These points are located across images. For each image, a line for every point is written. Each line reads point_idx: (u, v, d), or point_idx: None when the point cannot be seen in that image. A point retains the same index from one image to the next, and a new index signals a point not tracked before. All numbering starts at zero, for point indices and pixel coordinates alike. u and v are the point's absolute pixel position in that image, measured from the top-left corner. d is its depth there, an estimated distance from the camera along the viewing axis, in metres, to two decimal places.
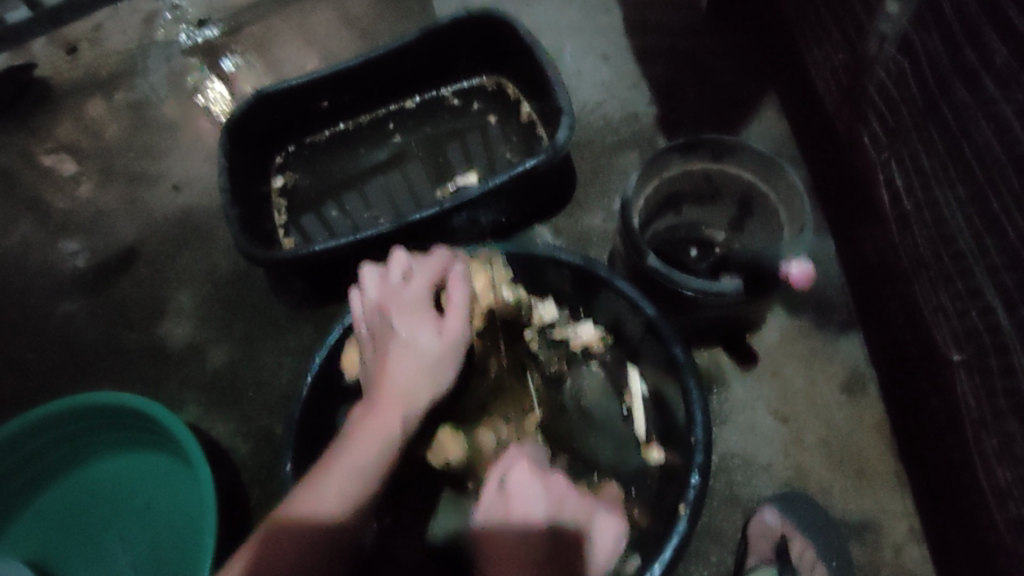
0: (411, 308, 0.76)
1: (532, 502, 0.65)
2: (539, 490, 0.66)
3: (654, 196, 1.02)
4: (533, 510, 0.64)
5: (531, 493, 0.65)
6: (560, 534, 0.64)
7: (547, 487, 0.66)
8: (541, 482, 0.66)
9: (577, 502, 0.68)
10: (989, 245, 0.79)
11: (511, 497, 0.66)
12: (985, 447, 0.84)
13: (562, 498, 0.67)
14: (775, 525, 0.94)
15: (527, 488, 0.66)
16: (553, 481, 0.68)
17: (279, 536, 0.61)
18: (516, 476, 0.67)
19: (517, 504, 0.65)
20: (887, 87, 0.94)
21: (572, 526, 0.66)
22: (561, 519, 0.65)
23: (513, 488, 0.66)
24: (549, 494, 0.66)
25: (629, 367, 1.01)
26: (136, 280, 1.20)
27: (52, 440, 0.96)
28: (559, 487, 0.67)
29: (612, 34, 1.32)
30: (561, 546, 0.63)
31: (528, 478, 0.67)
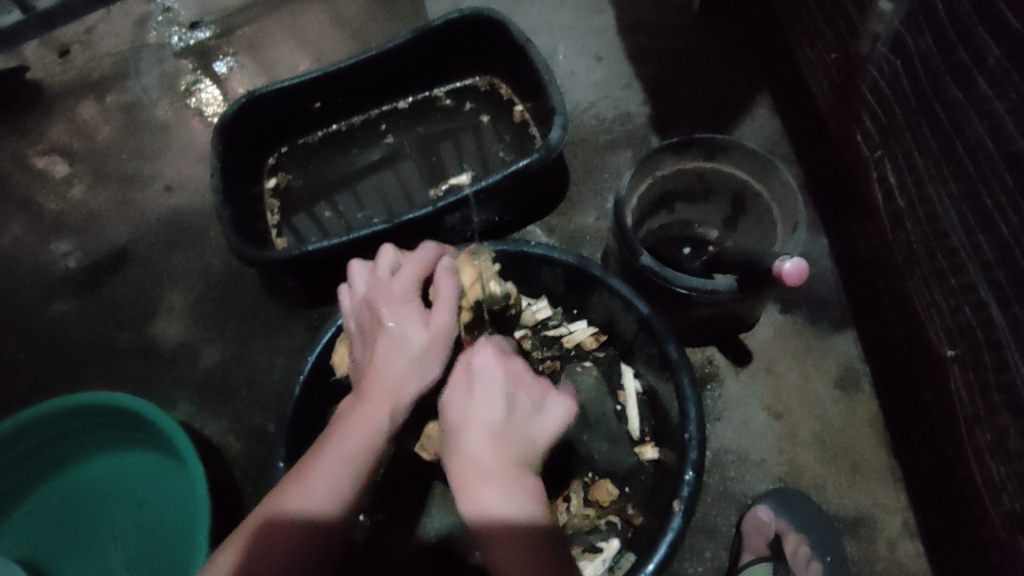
0: (399, 301, 0.75)
1: (493, 386, 0.59)
2: (500, 376, 0.60)
3: (647, 194, 1.02)
4: (492, 412, 0.57)
5: (491, 384, 0.59)
6: (520, 430, 0.58)
7: (506, 368, 0.61)
8: (501, 364, 0.61)
9: (532, 380, 0.63)
10: (982, 241, 0.79)
11: (469, 383, 0.60)
12: (979, 442, 0.84)
13: (518, 384, 0.61)
14: (770, 522, 0.93)
15: (487, 369, 0.60)
16: (511, 363, 0.62)
17: (268, 535, 0.60)
18: (476, 358, 0.61)
19: (474, 413, 0.57)
20: (879, 85, 0.94)
21: (532, 410, 0.60)
22: (521, 408, 0.59)
23: (474, 374, 0.60)
24: (509, 381, 0.60)
25: (623, 365, 1.02)
26: (128, 280, 1.20)
27: (44, 440, 0.95)
28: (518, 366, 0.62)
29: (604, 36, 1.33)
30: (526, 441, 0.58)
31: (491, 363, 0.60)
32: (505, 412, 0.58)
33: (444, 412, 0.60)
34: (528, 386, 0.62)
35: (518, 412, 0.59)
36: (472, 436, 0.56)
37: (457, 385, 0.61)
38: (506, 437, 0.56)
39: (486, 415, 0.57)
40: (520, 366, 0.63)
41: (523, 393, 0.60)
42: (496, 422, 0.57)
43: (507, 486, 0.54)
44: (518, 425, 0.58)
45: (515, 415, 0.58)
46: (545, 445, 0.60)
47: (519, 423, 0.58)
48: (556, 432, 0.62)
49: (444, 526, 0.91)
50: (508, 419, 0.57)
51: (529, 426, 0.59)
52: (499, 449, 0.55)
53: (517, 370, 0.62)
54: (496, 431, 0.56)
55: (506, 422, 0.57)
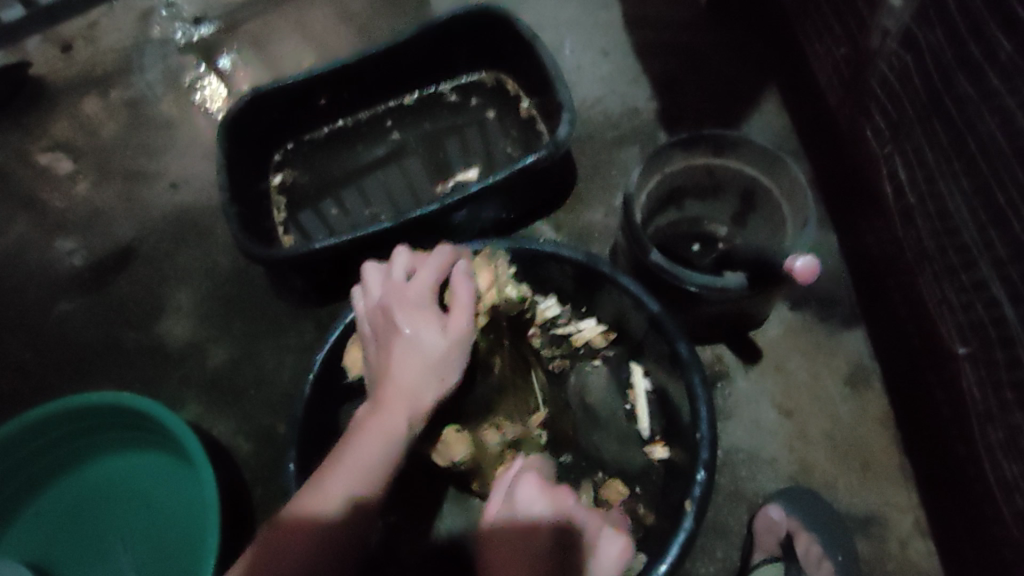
0: (415, 305, 0.75)
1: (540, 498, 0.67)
2: (543, 484, 0.68)
3: (656, 192, 1.01)
4: (541, 498, 0.66)
5: (537, 487, 0.68)
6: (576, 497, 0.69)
7: (553, 486, 0.70)
8: (546, 490, 0.67)
9: (583, 499, 0.72)
10: (994, 237, 0.78)
11: (509, 501, 0.67)
12: (990, 440, 0.84)
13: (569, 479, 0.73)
14: (781, 522, 0.93)
15: (528, 492, 0.66)
16: (562, 492, 0.68)
17: (285, 532, 0.60)
18: (521, 481, 0.68)
19: (517, 509, 0.65)
20: (890, 80, 0.93)
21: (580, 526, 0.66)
22: (566, 509, 0.66)
23: (520, 492, 0.69)
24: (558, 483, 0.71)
25: (632, 363, 1.01)
26: (134, 279, 1.19)
27: (51, 441, 0.95)
28: (568, 497, 0.67)
29: (611, 30, 1.32)
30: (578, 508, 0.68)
31: (534, 476, 0.70)
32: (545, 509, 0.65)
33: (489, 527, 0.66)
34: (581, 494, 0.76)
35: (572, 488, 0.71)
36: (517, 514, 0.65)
37: (500, 507, 0.67)
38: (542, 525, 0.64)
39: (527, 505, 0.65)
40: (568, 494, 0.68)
41: (571, 501, 0.69)
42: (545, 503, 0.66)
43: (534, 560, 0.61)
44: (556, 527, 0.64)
45: (555, 517, 0.65)
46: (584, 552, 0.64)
47: (572, 495, 0.70)
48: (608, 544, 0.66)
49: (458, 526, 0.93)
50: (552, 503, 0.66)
51: (574, 516, 0.66)
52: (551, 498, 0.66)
53: (565, 488, 0.72)
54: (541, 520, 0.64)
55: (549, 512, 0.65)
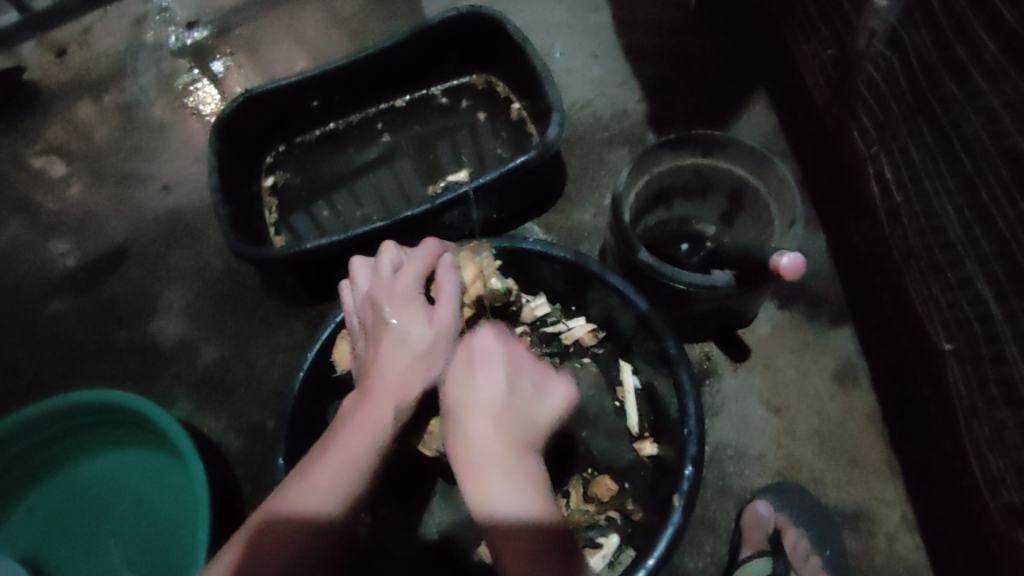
0: (402, 299, 0.75)
1: (495, 370, 0.60)
2: (502, 357, 0.61)
3: (645, 191, 1.02)
4: (491, 392, 0.58)
5: (493, 362, 0.60)
6: (523, 409, 0.59)
7: (508, 352, 0.62)
8: (505, 350, 0.62)
9: (536, 364, 0.64)
10: (978, 235, 0.79)
11: (469, 363, 0.61)
12: (977, 435, 0.85)
13: (521, 367, 0.62)
14: (769, 517, 0.94)
15: (490, 352, 0.61)
16: (515, 348, 0.63)
17: (271, 528, 0.61)
18: (479, 335, 0.63)
19: (472, 391, 0.58)
20: (876, 81, 0.94)
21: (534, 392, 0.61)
22: (523, 390, 0.60)
23: (475, 354, 0.61)
24: (510, 360, 0.62)
25: (621, 361, 1.02)
26: (127, 279, 1.20)
27: (43, 439, 0.95)
28: (521, 352, 0.63)
29: (601, 33, 1.33)
30: (525, 423, 0.58)
31: (492, 345, 0.62)
32: (504, 390, 0.59)
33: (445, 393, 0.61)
34: (531, 370, 0.63)
35: (520, 394, 0.60)
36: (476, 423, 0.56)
37: (456, 368, 0.62)
38: (503, 417, 0.57)
39: (487, 397, 0.58)
40: (524, 353, 0.64)
41: (525, 375, 0.61)
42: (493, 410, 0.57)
43: (506, 473, 0.54)
44: (519, 403, 0.59)
45: (514, 392, 0.59)
46: (544, 425, 0.60)
47: (521, 403, 0.59)
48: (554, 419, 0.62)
49: (444, 521, 0.93)
50: (510, 396, 0.58)
51: (530, 414, 0.59)
52: (502, 431, 0.56)
53: (519, 350, 0.64)
54: (497, 408, 0.57)
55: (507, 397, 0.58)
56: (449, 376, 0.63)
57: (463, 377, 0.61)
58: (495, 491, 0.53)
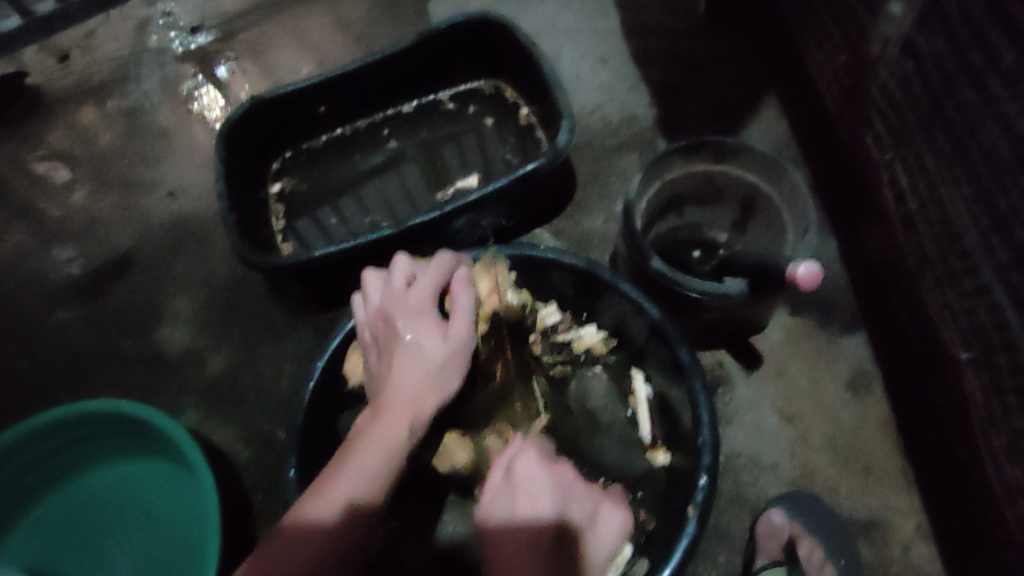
0: (416, 312, 0.75)
1: (539, 496, 0.67)
2: (546, 480, 0.68)
3: (656, 198, 1.02)
4: (542, 501, 0.67)
5: (542, 477, 0.69)
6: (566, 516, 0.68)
7: (554, 479, 0.69)
8: (550, 475, 0.69)
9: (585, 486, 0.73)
10: (995, 243, 0.79)
11: (516, 489, 0.69)
12: (993, 445, 0.84)
13: (568, 485, 0.70)
14: (783, 527, 0.93)
15: (532, 478, 0.69)
16: (560, 473, 0.71)
17: (287, 541, 0.60)
18: (527, 462, 0.71)
19: (516, 509, 0.67)
20: (890, 87, 0.94)
21: (577, 515, 0.69)
22: (565, 516, 0.67)
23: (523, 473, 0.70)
24: (557, 476, 0.70)
25: (633, 369, 1.01)
26: (132, 286, 1.19)
27: (49, 449, 0.94)
28: (567, 479, 0.71)
29: (609, 38, 1.32)
30: (563, 542, 0.65)
31: (532, 466, 0.70)
32: (547, 512, 0.66)
33: (489, 515, 0.69)
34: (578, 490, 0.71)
35: (566, 506, 0.68)
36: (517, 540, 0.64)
37: (501, 492, 0.70)
38: (541, 529, 0.65)
39: (530, 513, 0.66)
40: (567, 479, 0.71)
41: (569, 488, 0.70)
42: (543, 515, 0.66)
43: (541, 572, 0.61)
44: (559, 524, 0.66)
45: (557, 515, 0.67)
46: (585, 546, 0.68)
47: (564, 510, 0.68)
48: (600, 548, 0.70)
49: (458, 533, 0.91)
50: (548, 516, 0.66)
51: (569, 532, 0.66)
52: (534, 540, 0.64)
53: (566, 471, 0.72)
54: (534, 524, 0.65)
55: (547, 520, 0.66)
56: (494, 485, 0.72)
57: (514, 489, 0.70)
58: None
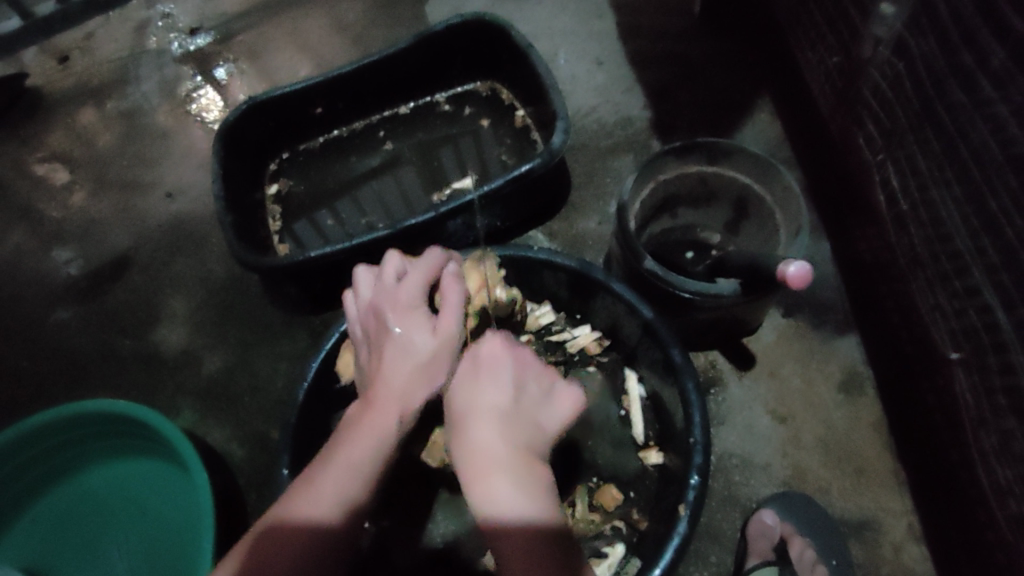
0: (405, 308, 0.75)
1: (500, 377, 0.62)
2: (507, 363, 0.64)
3: (649, 199, 1.02)
4: (500, 398, 0.60)
5: (501, 371, 0.63)
6: (528, 412, 0.61)
7: (515, 359, 0.64)
8: (512, 357, 0.64)
9: (544, 370, 0.68)
10: (986, 243, 0.79)
11: (476, 371, 0.63)
12: (983, 445, 0.84)
13: (526, 373, 0.65)
14: (775, 528, 0.93)
15: (494, 360, 0.64)
16: (521, 353, 0.66)
17: (272, 536, 0.60)
18: (487, 341, 0.66)
19: (477, 393, 0.61)
20: (882, 89, 0.94)
21: (539, 396, 0.64)
22: (528, 397, 0.62)
23: (480, 365, 0.63)
24: (517, 366, 0.64)
25: (626, 370, 1.02)
26: (130, 287, 1.20)
27: (46, 448, 0.95)
28: (528, 359, 0.66)
29: (605, 40, 1.33)
30: (530, 430, 0.60)
31: (491, 360, 0.64)
32: (510, 396, 0.61)
33: (450, 400, 0.63)
34: (537, 376, 0.66)
35: (527, 399, 0.62)
36: (479, 423, 0.58)
37: (463, 376, 0.64)
38: (510, 420, 0.59)
39: (492, 400, 0.60)
40: (528, 359, 0.66)
41: (528, 380, 0.64)
42: (501, 418, 0.59)
43: (513, 472, 0.55)
44: (524, 406, 0.61)
45: (520, 397, 0.62)
46: (550, 428, 0.63)
47: (526, 407, 0.62)
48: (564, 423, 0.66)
49: (449, 532, 0.92)
50: (514, 401, 0.60)
51: (534, 417, 0.62)
52: (504, 431, 0.57)
53: (528, 358, 0.67)
54: (499, 411, 0.59)
55: (512, 406, 0.60)
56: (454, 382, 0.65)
57: (471, 380, 0.63)
58: (501, 493, 0.54)
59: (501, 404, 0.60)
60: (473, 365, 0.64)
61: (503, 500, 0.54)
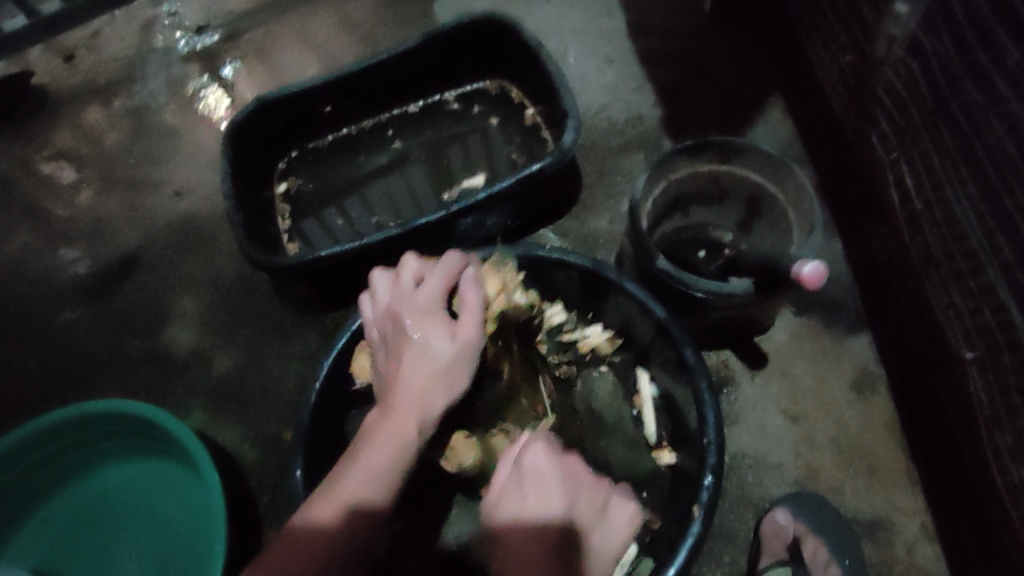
0: (424, 311, 0.75)
1: (545, 492, 0.63)
2: (554, 480, 0.64)
3: (662, 198, 1.02)
4: (544, 518, 0.62)
5: (546, 486, 0.64)
6: (571, 530, 0.62)
7: (561, 472, 0.65)
8: (558, 471, 0.65)
9: (595, 481, 0.68)
10: (1001, 243, 0.79)
11: (522, 485, 0.64)
12: (998, 445, 0.84)
13: (573, 488, 0.65)
14: (788, 527, 0.93)
15: (541, 473, 0.64)
16: (569, 464, 0.66)
17: (298, 540, 0.61)
18: (535, 452, 0.66)
19: (522, 513, 0.62)
20: (896, 87, 0.94)
21: (586, 514, 0.65)
22: (574, 513, 0.63)
23: (527, 475, 0.64)
24: (565, 482, 0.65)
25: (638, 369, 1.02)
26: (139, 286, 1.19)
27: (58, 448, 0.95)
28: (576, 471, 0.67)
29: (614, 38, 1.32)
30: (572, 551, 0.61)
31: (544, 460, 0.65)
32: (555, 517, 0.62)
33: (495, 512, 0.64)
34: (589, 491, 0.67)
35: (573, 517, 0.63)
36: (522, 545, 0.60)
37: (508, 488, 0.65)
38: (552, 544, 0.60)
39: (535, 521, 0.61)
40: (576, 470, 0.67)
41: (582, 482, 0.66)
42: (561, 514, 0.62)
43: None
44: (568, 527, 0.62)
45: (565, 517, 0.62)
46: (594, 547, 0.64)
47: (571, 524, 0.63)
48: (614, 540, 0.66)
49: (463, 533, 0.91)
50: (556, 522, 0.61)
51: (577, 538, 0.62)
52: (546, 557, 0.59)
53: (575, 468, 0.67)
54: (542, 534, 0.61)
55: (555, 528, 0.61)
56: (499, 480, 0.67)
57: (516, 495, 0.64)
58: None
59: (545, 526, 0.61)
60: (520, 468, 0.66)
61: None
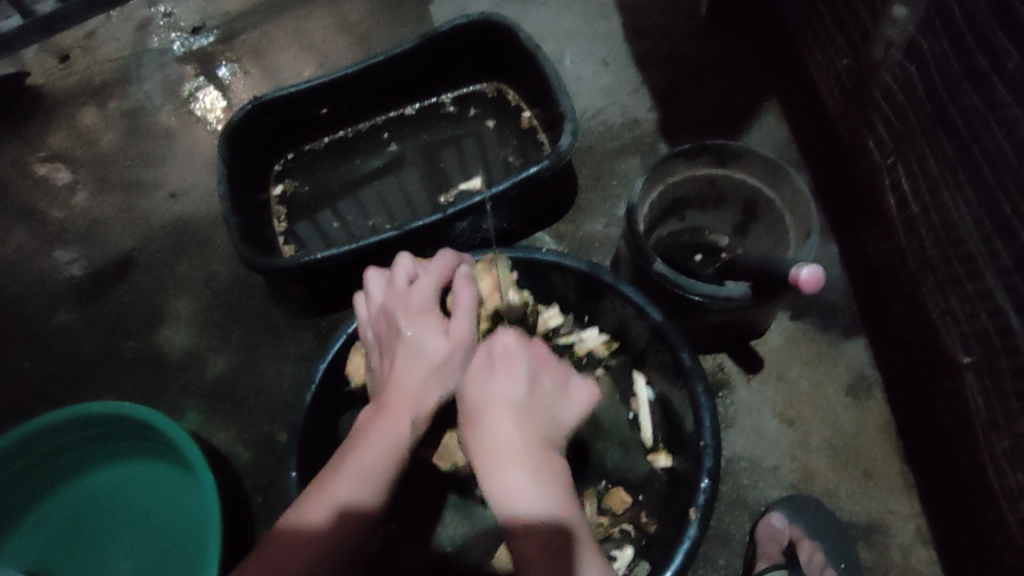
0: (418, 312, 0.75)
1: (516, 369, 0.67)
2: (522, 356, 0.68)
3: (658, 201, 1.02)
4: (515, 388, 0.65)
5: (515, 361, 0.68)
6: (541, 402, 0.66)
7: (529, 352, 0.69)
8: (526, 350, 0.69)
9: (558, 364, 0.72)
10: (999, 247, 0.79)
11: (492, 363, 0.68)
12: (994, 449, 0.84)
13: (540, 366, 0.69)
14: (783, 531, 0.94)
15: (508, 351, 0.69)
16: (535, 347, 0.71)
17: (292, 537, 0.60)
18: (502, 336, 0.71)
19: (494, 386, 0.65)
20: (893, 91, 0.94)
21: (554, 390, 0.69)
22: (543, 389, 0.67)
23: (498, 354, 0.69)
24: (532, 360, 0.69)
25: (635, 372, 1.01)
26: (134, 288, 1.19)
27: (52, 450, 0.95)
28: (542, 355, 0.71)
29: (611, 42, 1.32)
30: (541, 420, 0.64)
31: (512, 341, 0.70)
32: (525, 387, 0.65)
33: (467, 390, 0.68)
34: (554, 371, 0.71)
35: (541, 391, 0.67)
36: (495, 412, 0.63)
37: (479, 367, 0.69)
38: (524, 411, 0.64)
39: (507, 392, 0.65)
40: (542, 354, 0.71)
41: (547, 364, 0.70)
42: (525, 385, 0.66)
43: (527, 464, 0.59)
44: (537, 399, 0.66)
45: (534, 389, 0.66)
46: (563, 419, 0.68)
47: (540, 398, 0.66)
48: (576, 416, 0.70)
49: (458, 535, 0.92)
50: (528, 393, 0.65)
51: (546, 409, 0.66)
52: (520, 423, 0.62)
53: (540, 352, 0.72)
54: (513, 402, 0.64)
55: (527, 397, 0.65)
56: (470, 366, 0.72)
57: (485, 371, 0.68)
58: (516, 482, 0.58)
59: (517, 395, 0.64)
60: (491, 350, 0.70)
61: (520, 498, 0.57)
